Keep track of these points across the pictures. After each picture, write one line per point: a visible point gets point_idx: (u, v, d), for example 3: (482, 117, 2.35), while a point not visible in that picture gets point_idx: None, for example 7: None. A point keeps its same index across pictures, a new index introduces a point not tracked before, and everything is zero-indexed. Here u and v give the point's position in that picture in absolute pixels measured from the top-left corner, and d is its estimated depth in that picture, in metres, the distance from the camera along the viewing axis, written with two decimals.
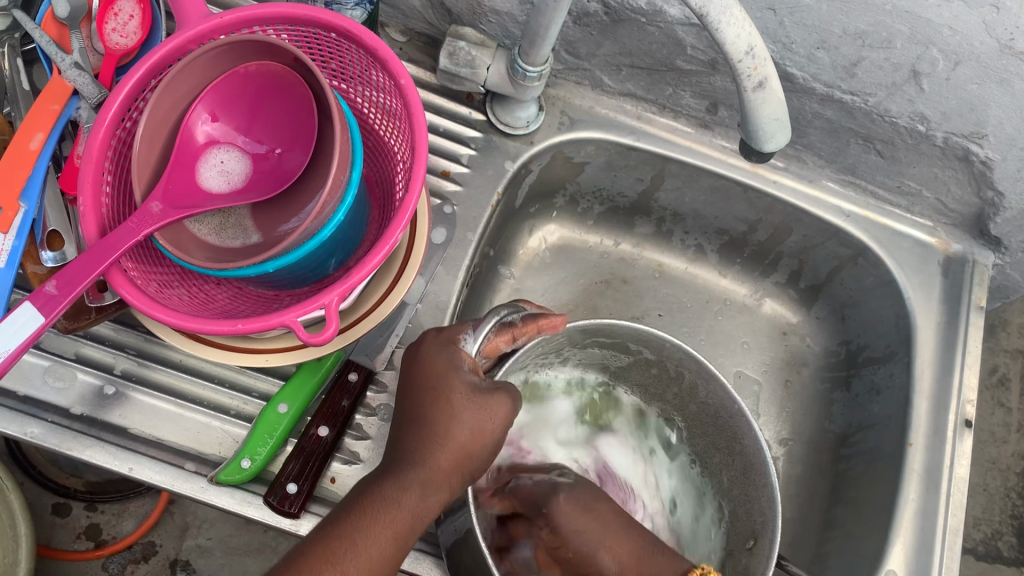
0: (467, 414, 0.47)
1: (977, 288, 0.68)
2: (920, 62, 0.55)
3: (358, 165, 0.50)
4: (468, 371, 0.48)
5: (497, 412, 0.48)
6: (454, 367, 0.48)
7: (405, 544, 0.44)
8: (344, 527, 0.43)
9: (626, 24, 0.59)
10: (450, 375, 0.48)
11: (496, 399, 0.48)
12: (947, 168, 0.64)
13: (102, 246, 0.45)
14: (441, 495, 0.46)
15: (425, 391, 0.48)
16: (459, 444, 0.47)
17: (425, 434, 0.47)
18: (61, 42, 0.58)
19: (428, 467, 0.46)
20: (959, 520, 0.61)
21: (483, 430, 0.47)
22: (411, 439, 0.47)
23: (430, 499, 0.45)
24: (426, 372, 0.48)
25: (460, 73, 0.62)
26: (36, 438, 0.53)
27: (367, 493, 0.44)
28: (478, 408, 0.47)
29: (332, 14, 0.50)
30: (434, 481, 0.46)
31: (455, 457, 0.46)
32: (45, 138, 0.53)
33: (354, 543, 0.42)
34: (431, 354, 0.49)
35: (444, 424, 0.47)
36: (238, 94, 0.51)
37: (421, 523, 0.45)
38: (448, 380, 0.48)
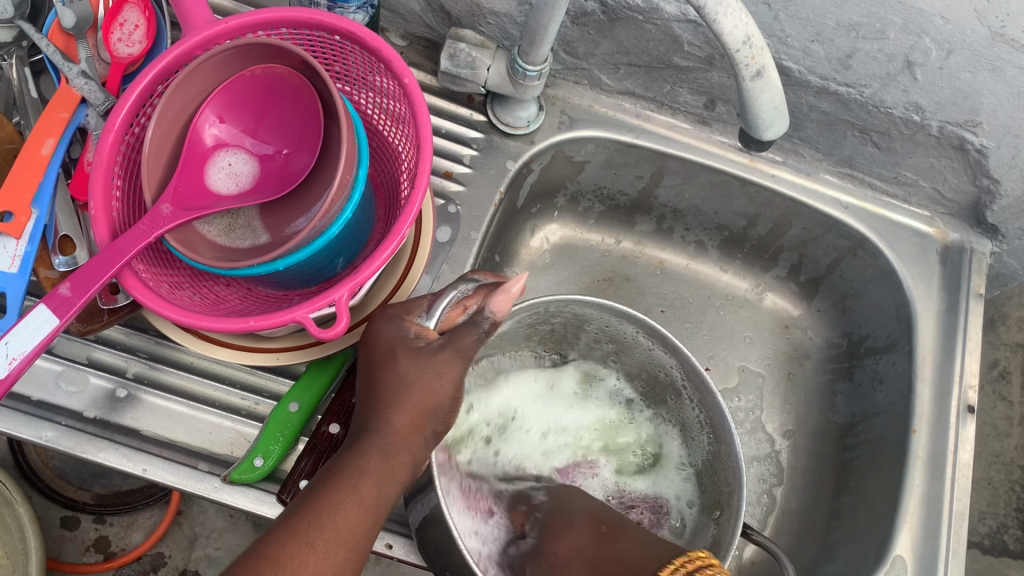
0: (418, 375, 0.45)
1: (976, 276, 0.69)
2: (913, 52, 0.56)
3: (365, 164, 0.51)
4: (413, 336, 0.47)
5: (450, 373, 0.45)
6: (400, 337, 0.46)
7: (372, 519, 0.43)
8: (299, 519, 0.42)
9: (623, 22, 0.60)
10: (398, 345, 0.46)
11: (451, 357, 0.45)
12: (943, 157, 0.65)
13: (115, 248, 0.46)
14: (406, 462, 0.45)
15: (385, 361, 0.46)
16: (416, 407, 0.45)
17: (382, 402, 0.45)
18: (68, 52, 0.58)
19: (385, 435, 0.45)
20: (965, 504, 0.62)
21: (435, 387, 0.45)
22: (368, 413, 0.46)
23: (394, 470, 0.44)
24: (379, 346, 0.47)
25: (461, 75, 0.63)
26: (50, 442, 0.54)
27: (327, 477, 0.44)
28: (428, 367, 0.45)
29: (336, 16, 0.51)
30: (392, 446, 0.45)
31: (411, 417, 0.45)
32: (56, 143, 0.54)
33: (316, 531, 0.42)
34: (379, 328, 0.47)
35: (400, 392, 0.45)
36: (244, 97, 0.51)
37: (386, 498, 0.44)
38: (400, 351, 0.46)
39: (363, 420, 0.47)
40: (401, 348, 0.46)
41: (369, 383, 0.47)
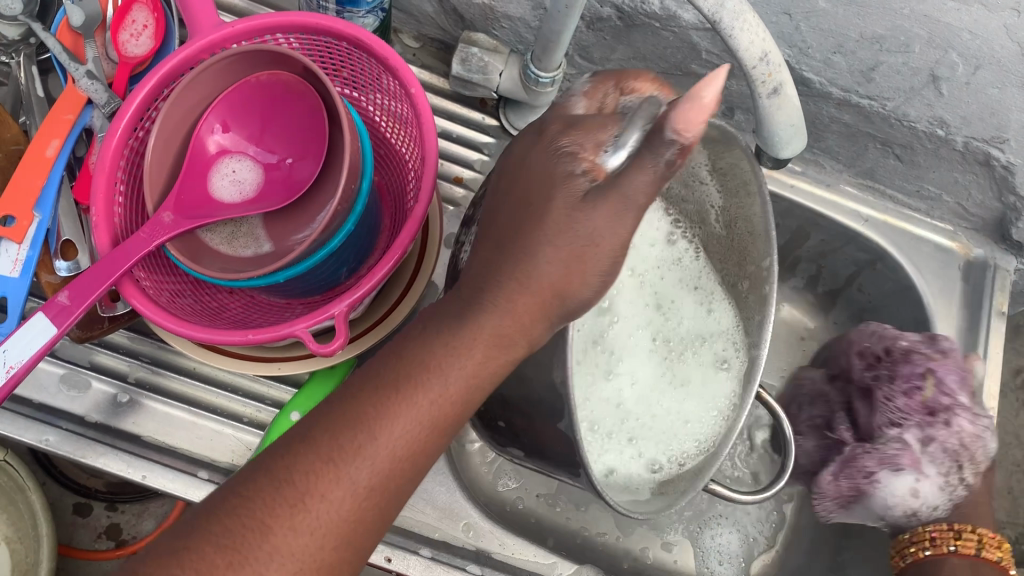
0: (558, 234, 0.40)
1: (999, 293, 0.68)
2: (939, 67, 0.54)
3: (369, 175, 0.50)
4: (587, 178, 0.39)
5: (617, 227, 0.39)
6: (564, 170, 0.40)
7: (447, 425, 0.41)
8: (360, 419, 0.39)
9: (640, 28, 0.59)
10: (557, 178, 0.40)
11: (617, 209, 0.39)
12: (968, 173, 0.63)
13: (115, 256, 0.45)
14: (524, 338, 0.41)
15: (525, 192, 0.41)
16: (544, 278, 0.40)
17: (525, 253, 0.40)
18: (75, 51, 0.57)
19: (504, 316, 0.40)
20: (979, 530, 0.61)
21: (584, 255, 0.40)
22: (494, 267, 0.41)
23: (512, 336, 0.41)
24: (537, 172, 0.41)
25: (472, 80, 0.62)
26: (50, 446, 0.54)
27: (417, 361, 0.40)
28: (583, 227, 0.39)
29: (345, 23, 0.50)
30: (505, 337, 0.41)
31: (534, 301, 0.40)
32: (61, 145, 0.54)
33: (404, 398, 0.39)
34: (537, 156, 0.41)
35: (545, 249, 0.40)
36: (249, 103, 0.51)
37: (495, 374, 0.41)
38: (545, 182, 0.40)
39: (484, 266, 0.42)
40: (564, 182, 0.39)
41: (504, 213, 0.42)
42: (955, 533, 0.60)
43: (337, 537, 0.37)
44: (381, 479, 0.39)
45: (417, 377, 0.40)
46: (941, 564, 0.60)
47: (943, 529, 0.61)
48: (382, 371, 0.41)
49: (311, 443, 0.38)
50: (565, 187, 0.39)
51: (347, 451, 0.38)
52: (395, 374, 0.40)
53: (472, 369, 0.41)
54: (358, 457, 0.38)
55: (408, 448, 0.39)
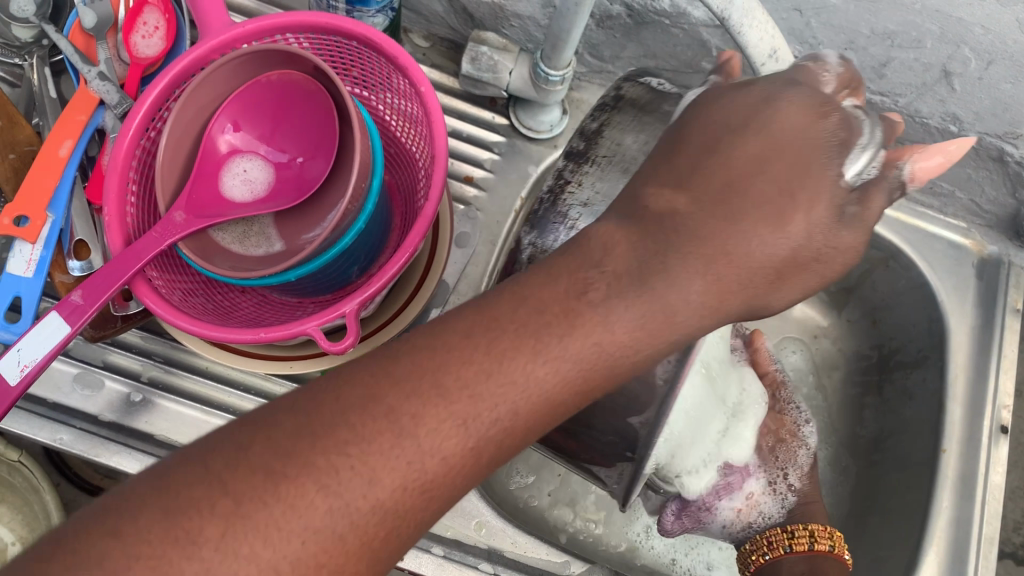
0: (770, 223, 0.38)
1: (1013, 290, 0.67)
2: (951, 62, 0.54)
3: (380, 173, 0.50)
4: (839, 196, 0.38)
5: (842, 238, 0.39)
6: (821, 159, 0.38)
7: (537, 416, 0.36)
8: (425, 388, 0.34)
9: (650, 26, 0.59)
10: (813, 152, 0.38)
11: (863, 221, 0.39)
12: (981, 169, 0.63)
13: (128, 256, 0.46)
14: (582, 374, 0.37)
15: (737, 160, 0.38)
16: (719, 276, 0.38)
17: (739, 215, 0.38)
18: (87, 53, 0.58)
19: (692, 291, 0.38)
20: (994, 529, 0.61)
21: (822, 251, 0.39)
22: (703, 218, 0.38)
23: (594, 365, 0.37)
24: (790, 129, 0.38)
25: (482, 78, 0.62)
26: (64, 444, 0.54)
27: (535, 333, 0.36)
28: (780, 242, 0.38)
29: (354, 22, 0.50)
30: (688, 316, 0.38)
31: (725, 284, 0.38)
32: (73, 145, 0.54)
33: (441, 400, 0.34)
34: (801, 116, 0.38)
35: (755, 232, 0.38)
36: (260, 103, 0.51)
37: (539, 399, 0.36)
38: (793, 149, 0.38)
39: (689, 220, 0.38)
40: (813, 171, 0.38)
41: (727, 167, 0.38)
42: (788, 534, 0.59)
43: (336, 546, 0.31)
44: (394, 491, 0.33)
45: (456, 387, 0.35)
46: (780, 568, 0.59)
47: (780, 530, 0.60)
48: (421, 356, 0.35)
49: (327, 427, 0.33)
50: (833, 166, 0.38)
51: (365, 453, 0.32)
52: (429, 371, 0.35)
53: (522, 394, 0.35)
54: (380, 459, 0.32)
55: (436, 462, 0.34)
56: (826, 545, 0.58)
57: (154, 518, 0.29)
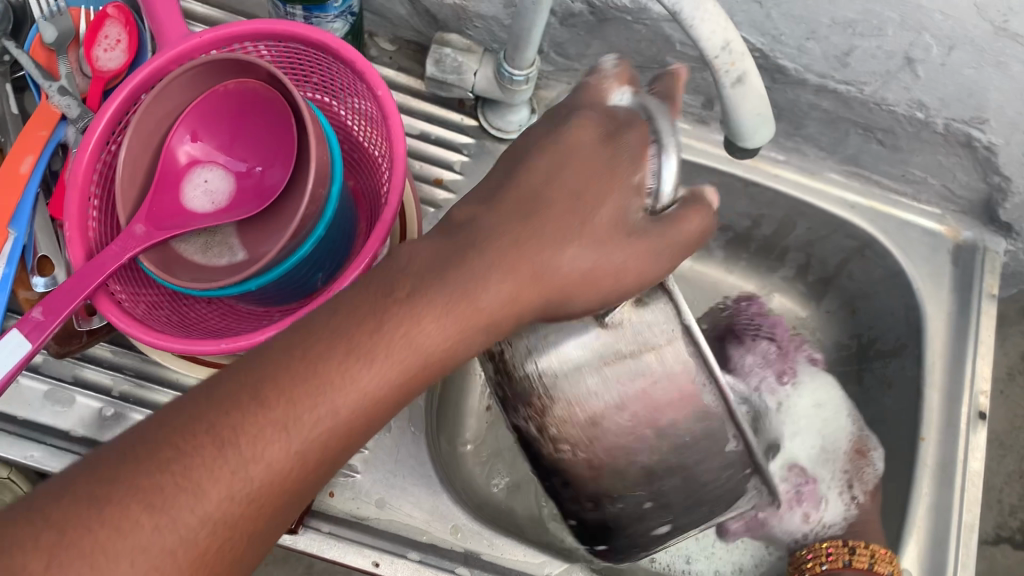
0: (601, 241, 0.38)
1: (989, 276, 0.67)
2: (913, 49, 0.53)
3: (339, 179, 0.49)
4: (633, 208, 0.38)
5: (685, 227, 0.39)
6: (628, 166, 0.38)
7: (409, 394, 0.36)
8: (326, 359, 0.34)
9: (612, 23, 0.58)
10: (609, 171, 0.39)
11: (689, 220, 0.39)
12: (951, 155, 0.62)
13: (87, 270, 0.45)
14: (480, 334, 0.37)
15: (562, 177, 0.39)
16: (588, 267, 0.38)
17: (552, 215, 0.39)
18: (49, 68, 0.58)
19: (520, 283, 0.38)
20: (975, 516, 0.60)
21: (618, 265, 0.38)
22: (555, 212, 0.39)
23: (460, 342, 0.37)
24: (579, 149, 0.39)
25: (447, 80, 0.62)
26: (37, 461, 0.54)
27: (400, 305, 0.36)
28: (617, 253, 0.38)
29: (310, 28, 0.49)
30: (523, 297, 0.38)
31: (583, 274, 0.38)
32: (35, 160, 0.54)
33: (355, 376, 0.34)
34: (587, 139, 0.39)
35: (551, 238, 0.38)
36: (218, 113, 0.51)
37: (414, 374, 0.36)
38: (600, 158, 0.39)
39: (539, 212, 0.39)
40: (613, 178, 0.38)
41: (530, 177, 0.40)
42: (849, 550, 0.59)
43: (274, 488, 0.33)
44: (340, 439, 0.35)
45: (390, 336, 0.35)
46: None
47: (840, 546, 0.59)
48: (297, 334, 0.35)
49: (277, 375, 0.34)
50: (613, 176, 0.39)
51: (308, 405, 0.33)
52: (371, 318, 0.35)
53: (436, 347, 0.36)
54: (321, 408, 0.34)
55: (369, 407, 0.35)
56: (888, 569, 0.56)
57: (93, 490, 0.30)
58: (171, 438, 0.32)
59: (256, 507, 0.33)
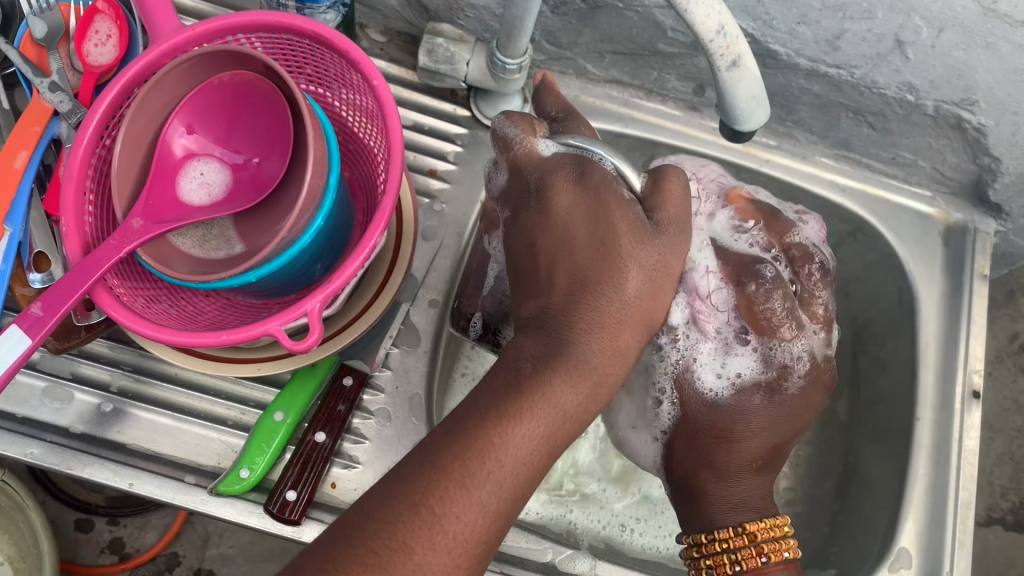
0: (640, 261, 0.44)
1: (980, 257, 0.68)
2: (903, 31, 0.54)
3: (336, 170, 0.49)
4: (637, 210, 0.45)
5: (672, 250, 0.45)
6: (617, 194, 0.45)
7: (558, 440, 0.41)
8: (473, 446, 0.38)
9: (604, 10, 0.59)
10: (613, 206, 0.44)
11: (672, 194, 0.47)
12: (941, 137, 0.63)
13: (86, 264, 0.45)
14: (604, 393, 0.42)
15: (575, 231, 0.44)
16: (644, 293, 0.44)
17: (596, 275, 0.43)
18: (39, 63, 0.57)
19: (604, 336, 0.42)
20: (971, 493, 0.61)
21: (658, 279, 0.45)
22: (583, 262, 0.44)
23: (590, 390, 0.41)
24: (571, 199, 0.45)
25: (440, 70, 0.62)
26: (36, 458, 0.54)
27: (516, 384, 0.40)
28: (648, 255, 0.44)
29: (303, 19, 0.49)
30: (615, 341, 0.43)
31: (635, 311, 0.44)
32: (30, 155, 0.54)
33: (501, 460, 0.38)
34: (569, 191, 0.45)
35: (608, 283, 0.43)
36: (213, 105, 0.51)
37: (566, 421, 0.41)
38: (598, 199, 0.44)
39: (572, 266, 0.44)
40: (614, 204, 0.44)
41: (552, 231, 0.45)
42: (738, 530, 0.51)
43: (481, 541, 0.37)
44: (516, 488, 0.39)
45: (542, 401, 0.40)
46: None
47: (731, 530, 0.51)
48: (451, 433, 0.39)
49: (465, 447, 0.38)
50: (613, 200, 0.44)
51: (493, 460, 0.38)
52: (521, 390, 0.40)
53: (578, 405, 0.41)
54: (496, 474, 0.38)
55: (529, 464, 0.39)
56: (781, 554, 0.50)
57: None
58: (397, 504, 0.36)
59: (469, 553, 0.37)
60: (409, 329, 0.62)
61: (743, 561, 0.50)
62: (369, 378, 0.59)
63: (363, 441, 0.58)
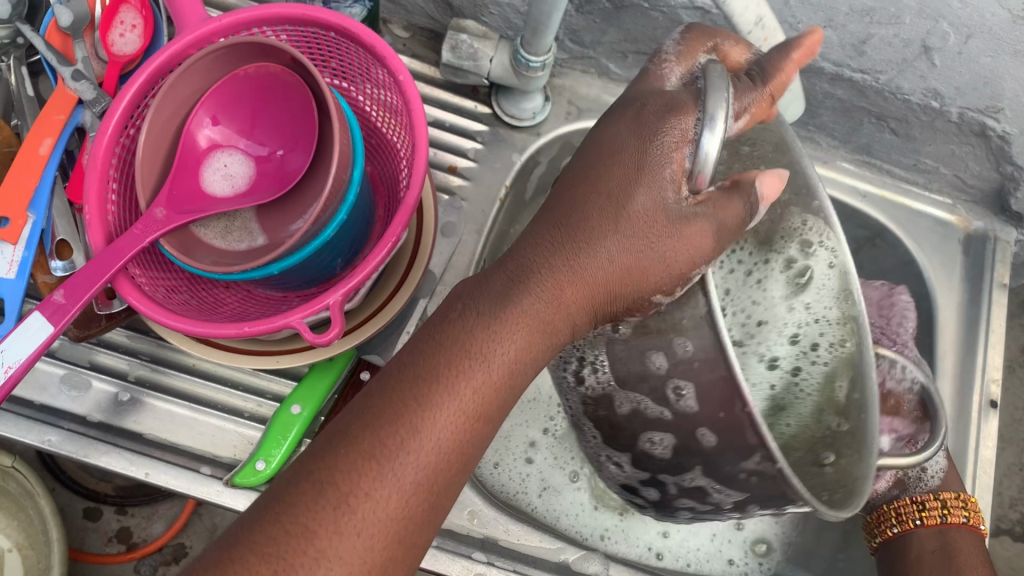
0: (631, 234, 0.41)
1: (1000, 265, 0.68)
2: (930, 37, 0.54)
3: (359, 164, 0.49)
4: (676, 199, 0.41)
5: (699, 243, 0.40)
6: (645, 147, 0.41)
7: (487, 403, 0.40)
8: (383, 412, 0.39)
9: (629, 10, 0.58)
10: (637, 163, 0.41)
11: (725, 208, 0.41)
12: (964, 144, 0.63)
13: (109, 253, 0.45)
14: (540, 350, 0.42)
15: (578, 183, 0.43)
16: (619, 263, 0.41)
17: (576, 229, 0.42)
18: (65, 52, 0.58)
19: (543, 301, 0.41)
20: (986, 503, 0.62)
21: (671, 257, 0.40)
22: (563, 216, 0.43)
23: (519, 350, 0.41)
24: (612, 142, 0.42)
25: (463, 66, 0.62)
26: (54, 446, 0.54)
27: (446, 346, 0.40)
28: (642, 227, 0.41)
29: (331, 12, 0.49)
30: (560, 305, 0.41)
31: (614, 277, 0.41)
32: (54, 143, 0.54)
33: (415, 430, 0.38)
34: (604, 135, 0.43)
35: (598, 235, 0.41)
36: (238, 97, 0.51)
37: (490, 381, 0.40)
38: (632, 148, 0.41)
39: (560, 222, 0.43)
40: (644, 181, 0.41)
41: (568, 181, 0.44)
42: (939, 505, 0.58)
43: (413, 507, 0.38)
44: (437, 459, 0.38)
45: (461, 358, 0.40)
46: (908, 541, 0.59)
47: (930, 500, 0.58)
48: (367, 409, 0.39)
49: (379, 414, 0.39)
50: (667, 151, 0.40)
51: (404, 431, 0.38)
52: (446, 344, 0.41)
53: (505, 358, 0.40)
54: (412, 448, 0.38)
55: (454, 436, 0.39)
56: (962, 519, 0.58)
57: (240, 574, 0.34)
58: (319, 473, 0.37)
59: (382, 534, 0.37)
60: None
61: (924, 518, 0.58)
62: None
63: None
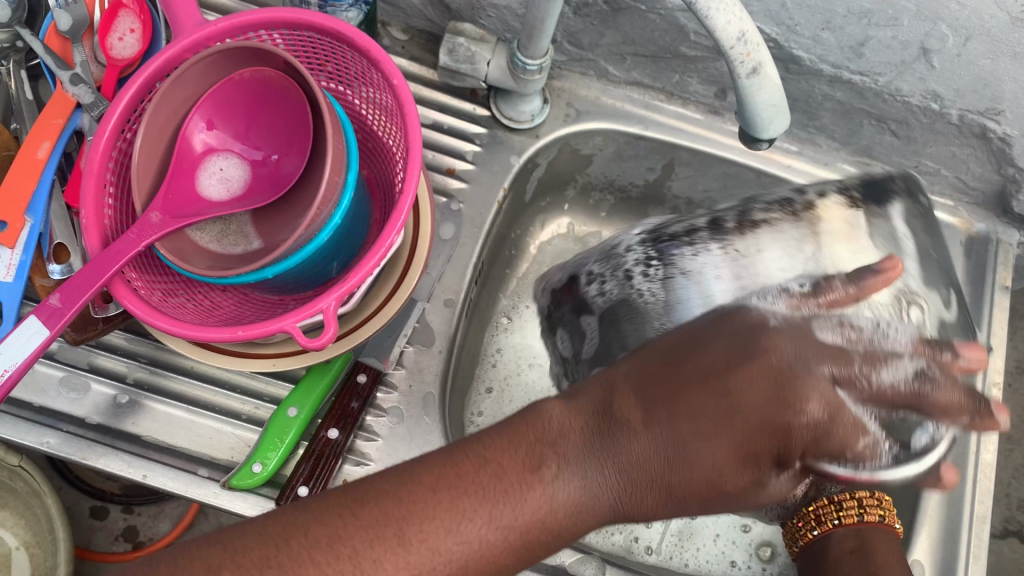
0: (721, 443, 0.38)
1: (1002, 268, 0.67)
2: (929, 39, 0.53)
3: (354, 168, 0.49)
4: (767, 467, 0.39)
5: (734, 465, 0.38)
6: (792, 413, 0.38)
7: (525, 557, 0.39)
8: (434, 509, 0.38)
9: (627, 12, 0.58)
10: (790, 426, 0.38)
11: (852, 440, 0.39)
12: (965, 146, 0.62)
13: (105, 257, 0.46)
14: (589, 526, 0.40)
15: (717, 355, 0.40)
16: (678, 488, 0.39)
17: (689, 412, 0.39)
18: (64, 55, 0.58)
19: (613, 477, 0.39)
20: (986, 507, 0.61)
21: (723, 481, 0.39)
22: (698, 401, 0.39)
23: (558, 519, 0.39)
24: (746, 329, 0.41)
25: (461, 70, 0.62)
26: (52, 448, 0.54)
27: (530, 468, 0.39)
28: (730, 457, 0.38)
29: (325, 16, 0.50)
30: (633, 490, 0.39)
31: (691, 487, 0.39)
32: (52, 146, 0.54)
33: (453, 528, 0.38)
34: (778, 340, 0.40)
35: (704, 437, 0.38)
36: (233, 101, 0.51)
37: (528, 542, 0.39)
38: (770, 392, 0.38)
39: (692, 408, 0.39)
40: (784, 413, 0.38)
41: (712, 360, 0.40)
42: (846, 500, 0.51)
43: None
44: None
45: (523, 491, 0.39)
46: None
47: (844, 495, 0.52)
48: (417, 487, 0.39)
49: (423, 501, 0.38)
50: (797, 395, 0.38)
51: (447, 529, 0.38)
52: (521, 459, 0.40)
53: (560, 525, 0.39)
54: (439, 557, 0.37)
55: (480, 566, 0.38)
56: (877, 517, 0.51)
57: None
58: (335, 540, 0.37)
59: None
60: (424, 328, 0.62)
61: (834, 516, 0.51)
62: (383, 376, 0.59)
63: (376, 439, 0.58)
